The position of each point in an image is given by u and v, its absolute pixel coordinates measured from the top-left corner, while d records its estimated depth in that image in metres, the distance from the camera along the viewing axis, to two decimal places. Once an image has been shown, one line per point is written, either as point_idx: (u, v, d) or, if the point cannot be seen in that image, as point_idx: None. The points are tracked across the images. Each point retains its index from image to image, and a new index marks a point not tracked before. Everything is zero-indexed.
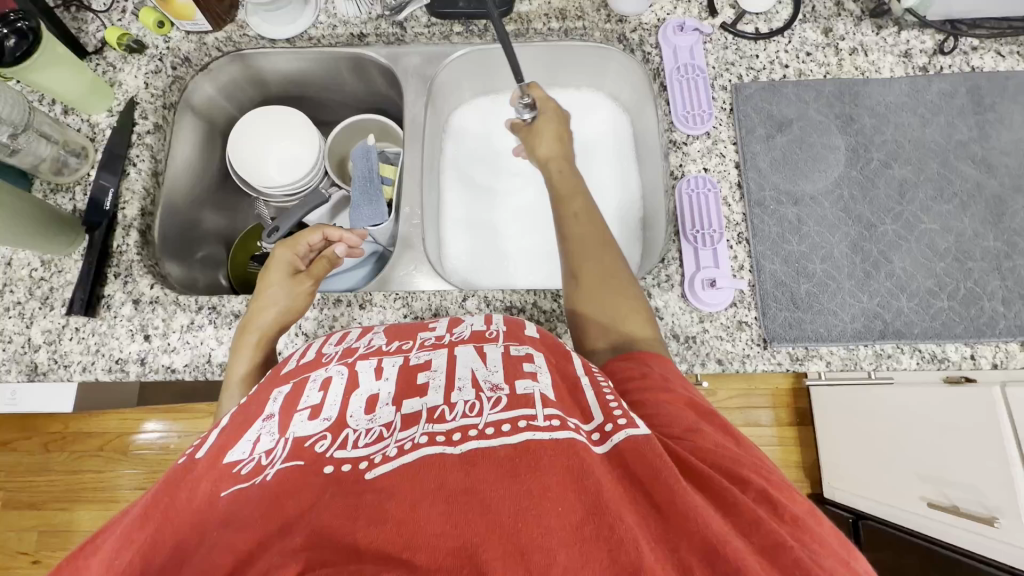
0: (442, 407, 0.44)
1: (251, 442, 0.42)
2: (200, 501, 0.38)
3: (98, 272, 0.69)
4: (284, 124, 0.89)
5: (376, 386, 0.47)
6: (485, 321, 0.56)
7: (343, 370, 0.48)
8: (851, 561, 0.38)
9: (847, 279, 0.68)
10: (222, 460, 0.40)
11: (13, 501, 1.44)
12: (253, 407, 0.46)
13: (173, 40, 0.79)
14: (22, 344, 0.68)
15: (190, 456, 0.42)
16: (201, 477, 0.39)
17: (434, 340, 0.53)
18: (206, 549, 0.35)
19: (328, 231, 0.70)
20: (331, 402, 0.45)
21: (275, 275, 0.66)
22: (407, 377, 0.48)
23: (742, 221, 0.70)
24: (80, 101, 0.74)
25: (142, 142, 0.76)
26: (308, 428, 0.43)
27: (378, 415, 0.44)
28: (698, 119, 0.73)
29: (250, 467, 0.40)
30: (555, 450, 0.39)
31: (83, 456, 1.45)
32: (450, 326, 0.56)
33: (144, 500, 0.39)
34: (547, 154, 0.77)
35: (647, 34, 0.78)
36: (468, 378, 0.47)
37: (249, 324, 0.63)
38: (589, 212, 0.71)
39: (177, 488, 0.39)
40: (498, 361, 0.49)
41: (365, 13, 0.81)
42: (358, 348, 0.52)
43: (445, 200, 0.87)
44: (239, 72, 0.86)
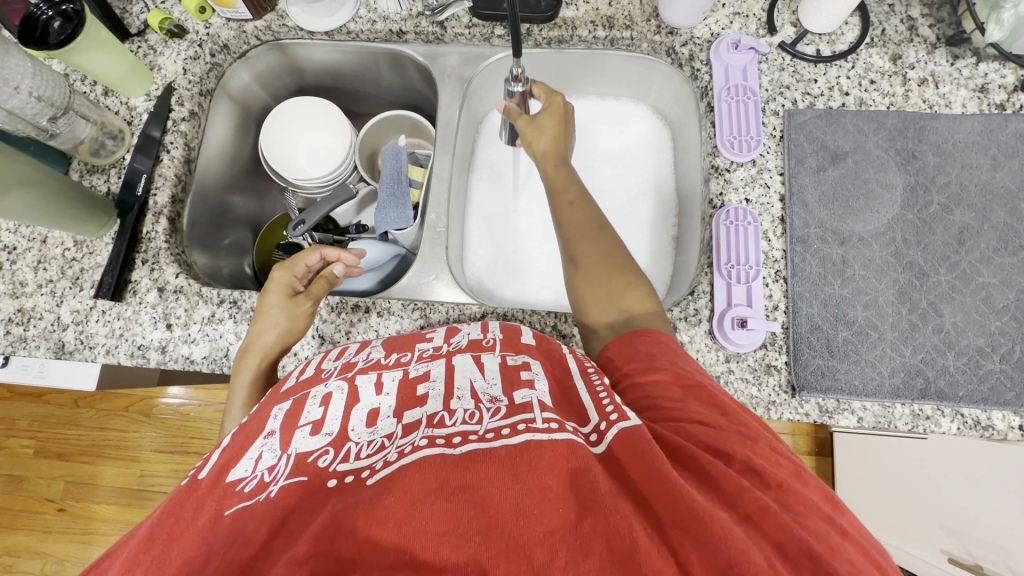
0: (441, 414, 0.42)
1: (254, 460, 0.41)
2: (205, 519, 0.37)
3: (127, 256, 0.70)
4: (318, 116, 0.88)
5: (377, 399, 0.45)
6: (482, 329, 0.55)
7: (343, 386, 0.47)
8: (835, 515, 0.37)
9: (890, 330, 0.63)
10: (224, 479, 0.40)
11: (44, 450, 1.51)
12: (257, 423, 0.46)
13: (213, 27, 0.79)
14: (51, 321, 0.69)
15: (193, 477, 0.42)
16: (205, 496, 0.39)
17: (432, 351, 0.52)
18: (217, 560, 0.35)
19: (326, 252, 0.70)
20: (333, 416, 0.44)
21: (274, 296, 0.66)
22: (406, 389, 0.46)
23: (781, 258, 0.66)
24: (119, 84, 0.74)
25: (177, 128, 0.76)
26: (309, 444, 0.42)
27: (378, 427, 0.43)
28: (745, 145, 0.69)
29: (254, 485, 0.39)
30: (553, 450, 0.38)
31: (109, 415, 1.51)
32: (448, 336, 0.55)
33: (151, 521, 0.38)
34: (543, 150, 0.72)
35: (698, 49, 0.74)
36: (467, 389, 0.45)
37: (252, 346, 0.63)
38: (584, 199, 0.67)
39: (183, 506, 0.38)
40: (497, 372, 0.47)
41: (406, 10, 0.79)
42: (358, 363, 0.51)
43: (472, 203, 0.85)
44: (276, 61, 0.85)
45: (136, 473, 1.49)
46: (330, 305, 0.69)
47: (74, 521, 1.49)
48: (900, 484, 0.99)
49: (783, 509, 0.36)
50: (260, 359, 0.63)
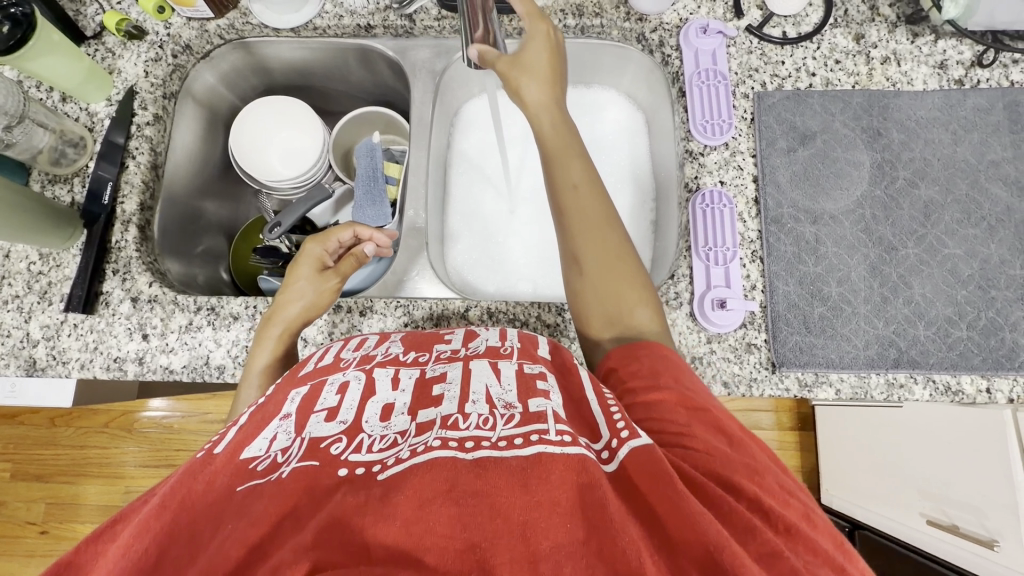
0: (454, 415, 0.42)
1: (268, 440, 0.40)
2: (214, 495, 0.35)
3: (96, 267, 0.68)
4: (288, 115, 0.87)
5: (392, 394, 0.45)
6: (501, 336, 0.54)
7: (361, 375, 0.47)
8: (844, 566, 0.37)
9: (863, 304, 0.65)
10: (239, 455, 0.38)
11: (23, 472, 1.47)
12: (273, 404, 0.44)
13: (173, 27, 0.77)
14: (20, 338, 0.67)
15: (207, 451, 0.40)
16: (217, 470, 0.37)
17: (450, 353, 0.51)
18: (224, 537, 0.33)
19: (359, 228, 0.69)
20: (348, 405, 0.43)
21: (303, 268, 0.65)
22: (421, 387, 0.46)
23: (757, 239, 0.68)
24: (77, 89, 0.71)
25: (141, 133, 0.74)
26: (324, 430, 0.41)
27: (392, 423, 0.42)
28: (717, 129, 0.70)
29: (266, 464, 0.38)
30: (565, 464, 0.36)
31: (89, 432, 1.48)
32: (466, 339, 0.54)
33: (164, 489, 0.36)
34: (539, 100, 0.63)
35: (668, 35, 0.75)
36: (482, 393, 0.44)
37: (275, 316, 0.63)
38: (592, 182, 0.60)
39: (196, 476, 0.36)
40: (512, 378, 0.46)
41: (373, 3, 0.77)
42: (376, 356, 0.50)
43: (452, 196, 0.85)
44: (241, 61, 0.83)
45: (120, 490, 1.46)
46: None
47: (58, 542, 1.45)
48: (879, 453, 1.03)
49: (793, 553, 0.36)
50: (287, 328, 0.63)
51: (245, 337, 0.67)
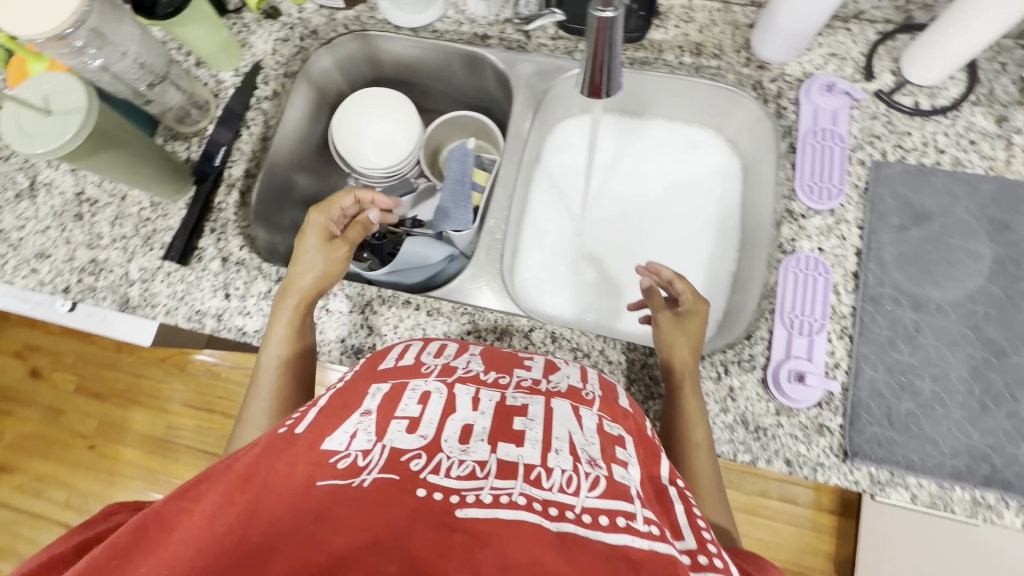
0: (538, 469, 0.39)
1: (348, 436, 0.41)
2: (299, 481, 0.36)
3: (198, 224, 0.73)
4: (389, 107, 0.90)
5: (472, 416, 0.45)
6: (582, 377, 0.55)
7: (442, 388, 0.48)
8: None
9: (958, 408, 0.60)
10: (319, 446, 0.40)
11: (85, 388, 1.64)
12: (353, 398, 0.47)
13: (306, 12, 0.81)
14: (120, 276, 0.73)
15: (290, 429, 0.43)
16: (300, 456, 0.39)
17: (531, 384, 0.52)
18: (302, 536, 0.32)
19: (360, 193, 0.71)
20: (429, 419, 0.44)
21: (310, 240, 0.67)
22: (503, 416, 0.46)
23: (849, 315, 0.63)
24: (211, 57, 0.77)
25: (259, 106, 0.79)
26: (405, 442, 0.40)
27: (472, 449, 0.41)
28: (825, 193, 0.67)
29: (347, 463, 0.38)
30: (655, 563, 0.32)
31: (146, 365, 1.62)
32: (546, 369, 0.56)
33: (250, 462, 0.38)
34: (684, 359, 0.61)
35: (787, 87, 0.72)
36: (565, 441, 0.43)
37: (289, 287, 0.64)
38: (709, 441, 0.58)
39: (283, 458, 0.39)
40: (594, 432, 0.45)
41: (495, 15, 0.79)
42: (457, 370, 0.52)
43: (531, 211, 0.85)
44: (357, 49, 0.86)
45: (163, 423, 1.60)
46: (381, 298, 0.69)
47: (101, 459, 1.61)
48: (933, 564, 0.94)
49: None
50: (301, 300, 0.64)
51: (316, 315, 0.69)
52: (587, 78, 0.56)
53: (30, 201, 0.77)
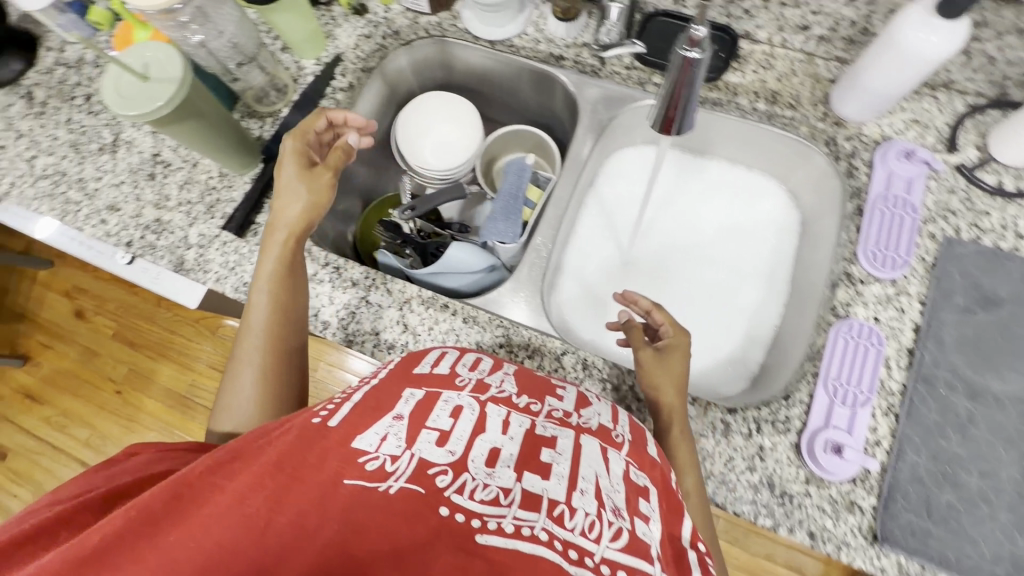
0: (562, 507, 0.38)
1: (379, 438, 0.42)
2: (326, 477, 0.37)
3: (259, 200, 0.76)
4: (454, 112, 0.92)
5: (500, 440, 0.44)
6: (613, 417, 0.54)
7: (474, 405, 0.47)
8: None
9: (1005, 510, 0.56)
10: (350, 444, 0.41)
11: (121, 335, 1.74)
12: (387, 401, 0.47)
13: (391, 13, 0.84)
14: (179, 239, 0.76)
15: (325, 420, 0.44)
16: (331, 452, 0.40)
17: (562, 416, 0.50)
18: (323, 536, 0.34)
19: (331, 114, 0.69)
20: (459, 434, 0.44)
21: (290, 167, 0.66)
22: (532, 446, 0.45)
23: (898, 393, 0.60)
24: (297, 45, 0.80)
25: (334, 96, 0.82)
26: (434, 455, 0.41)
27: (497, 473, 0.40)
28: (888, 262, 0.64)
29: (375, 466, 0.39)
30: None
31: (181, 323, 1.72)
32: (577, 404, 0.54)
33: (283, 448, 0.40)
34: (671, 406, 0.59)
35: (862, 147, 0.70)
36: (591, 484, 0.41)
37: (278, 221, 0.65)
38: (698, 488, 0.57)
39: (313, 449, 0.40)
40: (620, 480, 0.44)
41: (572, 38, 0.80)
42: (490, 389, 0.51)
43: (578, 234, 0.85)
44: (434, 54, 0.87)
45: (187, 380, 1.68)
46: (421, 298, 0.70)
47: (125, 405, 1.70)
48: None
49: None
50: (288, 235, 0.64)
51: (355, 305, 0.71)
52: (662, 110, 0.55)
53: (110, 155, 0.81)
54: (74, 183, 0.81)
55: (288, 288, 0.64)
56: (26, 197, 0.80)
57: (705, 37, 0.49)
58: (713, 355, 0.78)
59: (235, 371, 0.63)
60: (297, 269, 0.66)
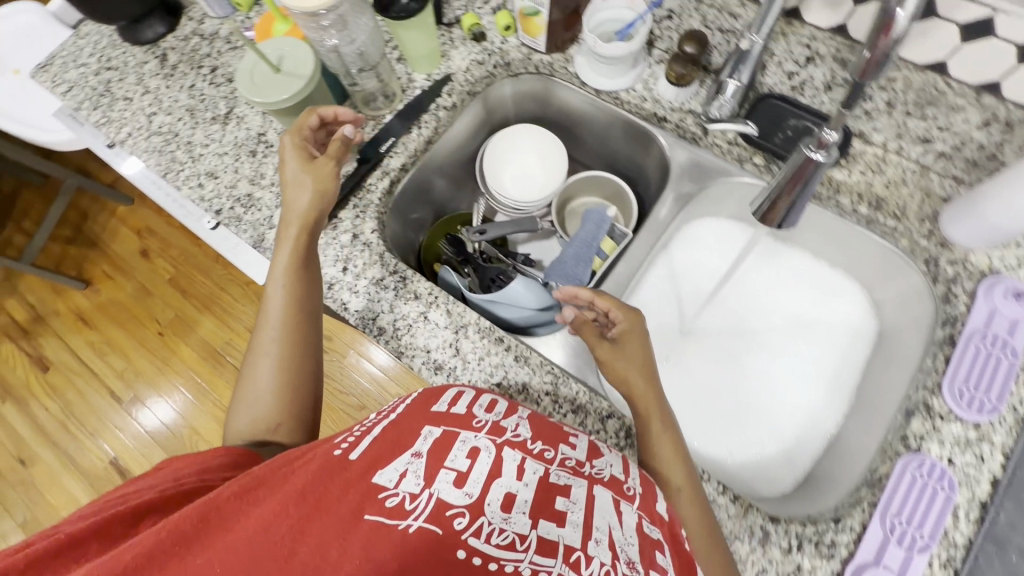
0: (578, 553, 0.39)
1: (399, 474, 0.42)
2: (347, 511, 0.38)
3: (345, 197, 0.78)
4: (543, 147, 0.92)
5: (516, 485, 0.44)
6: (625, 468, 0.52)
7: (491, 448, 0.47)
8: None
9: None
10: (372, 477, 0.41)
11: (176, 281, 1.83)
12: (407, 434, 0.47)
13: (507, 45, 0.86)
14: (265, 217, 0.79)
15: (344, 453, 0.44)
16: (352, 483, 0.40)
17: (575, 465, 0.50)
18: (346, 564, 0.34)
19: (320, 109, 0.68)
20: (476, 476, 0.43)
21: (291, 165, 0.67)
22: (545, 493, 0.44)
23: (963, 547, 0.55)
24: (413, 59, 0.84)
25: (436, 112, 0.84)
26: (452, 496, 0.41)
27: (513, 519, 0.41)
28: (976, 403, 0.60)
29: (395, 503, 0.39)
30: None
31: (233, 284, 1.80)
32: (590, 453, 0.53)
33: (305, 479, 0.40)
34: (646, 397, 0.62)
35: (966, 275, 0.66)
36: (605, 534, 0.41)
37: (290, 217, 0.67)
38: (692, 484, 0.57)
39: (334, 480, 0.40)
40: (634, 531, 0.43)
41: (680, 102, 0.78)
42: (505, 432, 0.50)
43: (641, 293, 0.83)
44: (538, 89, 0.89)
45: (225, 338, 1.76)
46: (478, 327, 0.70)
47: (163, 347, 1.78)
48: None
49: None
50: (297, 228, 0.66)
51: (413, 317, 0.71)
52: (768, 196, 0.54)
53: (221, 126, 0.86)
54: (183, 145, 0.86)
55: (299, 276, 0.65)
56: (139, 149, 0.86)
57: (835, 142, 0.48)
58: (756, 450, 0.74)
59: (252, 363, 0.62)
60: (308, 259, 0.67)
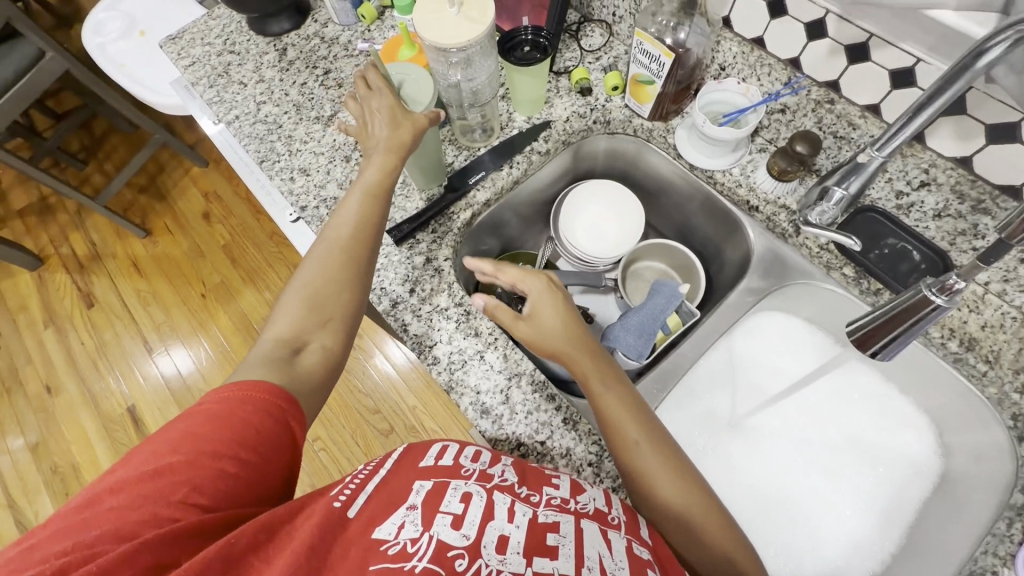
0: None
1: (396, 526, 0.44)
2: (354, 563, 0.41)
3: (427, 221, 0.79)
4: (622, 205, 0.92)
5: (508, 527, 0.46)
6: (606, 501, 0.55)
7: (482, 492, 0.49)
8: None
9: None
10: (372, 532, 0.44)
11: (230, 249, 1.90)
12: (396, 488, 0.49)
13: (611, 104, 0.86)
14: None
15: (343, 508, 0.46)
16: (352, 540, 0.43)
17: (559, 502, 0.51)
18: None
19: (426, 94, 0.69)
20: (471, 519, 0.46)
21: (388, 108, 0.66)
22: (535, 532, 0.46)
23: None
24: (518, 101, 0.85)
25: (529, 156, 0.85)
26: (450, 537, 0.43)
27: (508, 560, 0.43)
28: None
29: (396, 550, 0.42)
30: None
31: (281, 264, 1.85)
32: (573, 490, 0.55)
33: (305, 534, 0.43)
34: (583, 364, 0.61)
35: None
36: (596, 563, 0.44)
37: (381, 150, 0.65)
38: (649, 433, 0.58)
39: (337, 537, 0.43)
40: (624, 555, 0.47)
41: (777, 197, 0.77)
42: (493, 478, 0.52)
43: (695, 376, 0.81)
44: (631, 151, 0.91)
45: (262, 313, 1.79)
46: (532, 379, 0.69)
47: (202, 309, 1.83)
48: None
49: None
50: (387, 152, 0.65)
51: (470, 354, 0.71)
52: (864, 325, 0.53)
53: (322, 126, 0.89)
54: (284, 137, 0.90)
55: (375, 206, 0.65)
56: (242, 133, 0.91)
57: (959, 290, 0.47)
58: (791, 569, 0.71)
59: (309, 275, 0.61)
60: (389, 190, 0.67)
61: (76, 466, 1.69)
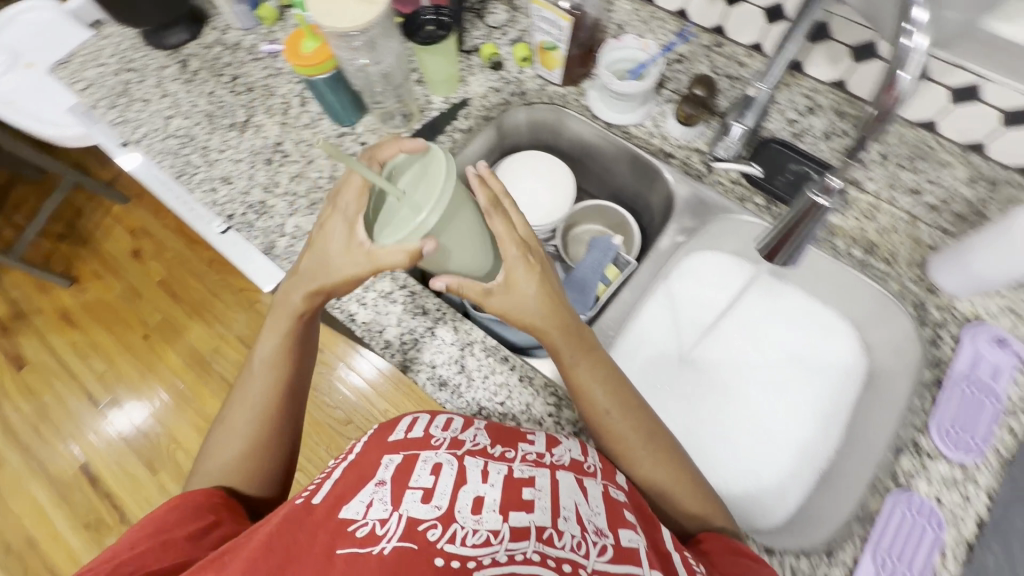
0: (550, 531, 0.43)
1: (365, 505, 0.45)
2: (321, 551, 0.40)
3: None
4: (551, 173, 0.94)
5: (481, 489, 0.48)
6: (583, 450, 0.57)
7: (452, 461, 0.51)
8: None
9: None
10: (338, 515, 0.44)
11: (167, 283, 1.81)
12: (368, 468, 0.51)
13: (524, 75, 0.90)
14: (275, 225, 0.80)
15: (306, 500, 0.47)
16: (318, 526, 0.43)
17: (535, 457, 0.54)
18: None
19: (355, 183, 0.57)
20: (442, 490, 0.47)
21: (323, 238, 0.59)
22: (510, 489, 0.48)
23: None
24: (434, 84, 0.87)
25: (452, 134, 0.87)
26: (421, 512, 0.44)
27: (484, 519, 0.44)
28: (963, 444, 0.62)
29: (366, 532, 0.42)
30: None
31: (225, 290, 1.78)
32: (548, 445, 0.57)
33: (269, 530, 0.43)
34: (557, 337, 0.60)
35: (951, 321, 0.70)
36: (573, 511, 0.46)
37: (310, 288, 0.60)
38: (620, 402, 0.60)
39: (301, 528, 0.43)
40: (599, 502, 0.49)
41: (687, 140, 0.83)
42: (465, 443, 0.54)
43: (641, 321, 0.85)
44: (551, 119, 0.92)
45: (213, 344, 1.73)
46: (484, 345, 0.71)
47: (149, 350, 1.74)
48: None
49: None
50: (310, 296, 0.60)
51: (420, 332, 0.72)
52: (772, 238, 0.58)
53: (238, 133, 0.88)
54: (199, 149, 0.87)
55: (285, 365, 0.63)
56: (154, 151, 0.87)
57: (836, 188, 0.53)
58: (751, 482, 0.76)
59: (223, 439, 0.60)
60: (296, 346, 0.63)
61: (33, 539, 1.58)
